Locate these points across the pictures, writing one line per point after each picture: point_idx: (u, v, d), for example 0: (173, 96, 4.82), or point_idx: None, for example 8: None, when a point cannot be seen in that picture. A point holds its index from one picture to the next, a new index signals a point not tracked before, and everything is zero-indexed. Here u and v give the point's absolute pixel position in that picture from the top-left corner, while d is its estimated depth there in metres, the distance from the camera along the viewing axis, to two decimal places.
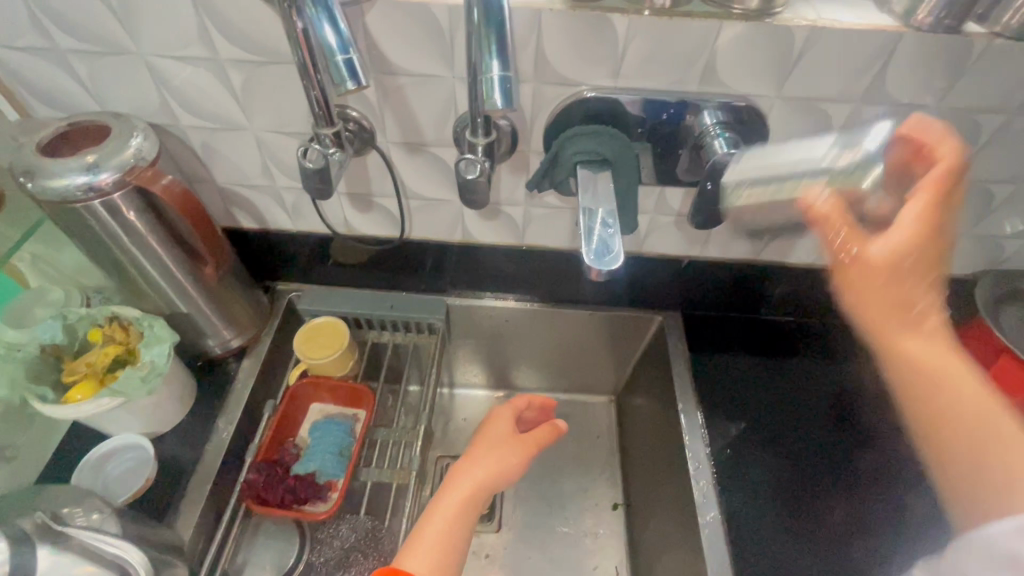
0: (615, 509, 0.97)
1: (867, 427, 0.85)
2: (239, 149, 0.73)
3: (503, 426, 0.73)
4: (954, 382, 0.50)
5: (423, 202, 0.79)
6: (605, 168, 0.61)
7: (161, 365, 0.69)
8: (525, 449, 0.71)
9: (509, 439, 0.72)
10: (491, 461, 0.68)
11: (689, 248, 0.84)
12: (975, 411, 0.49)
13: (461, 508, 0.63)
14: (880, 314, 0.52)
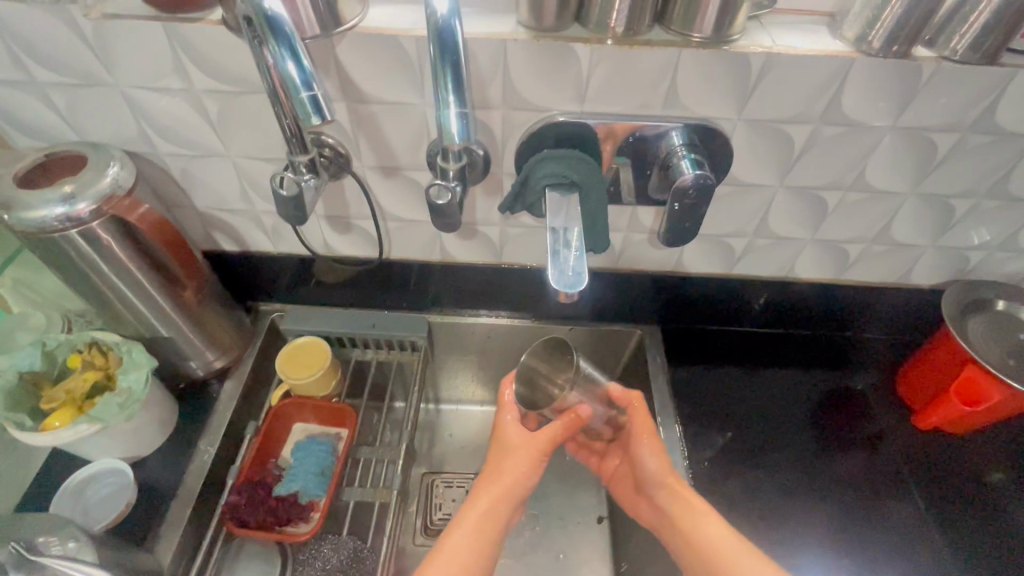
0: (599, 522, 0.97)
1: (847, 435, 0.88)
2: (218, 175, 0.75)
3: (511, 431, 0.69)
4: (709, 522, 0.65)
5: (401, 224, 0.81)
6: (574, 191, 0.63)
7: (138, 391, 0.70)
8: (537, 451, 0.68)
9: (519, 444, 0.68)
10: (501, 476, 0.66)
11: (663, 264, 0.86)
12: (747, 570, 0.59)
13: (486, 518, 0.64)
14: (665, 469, 0.70)
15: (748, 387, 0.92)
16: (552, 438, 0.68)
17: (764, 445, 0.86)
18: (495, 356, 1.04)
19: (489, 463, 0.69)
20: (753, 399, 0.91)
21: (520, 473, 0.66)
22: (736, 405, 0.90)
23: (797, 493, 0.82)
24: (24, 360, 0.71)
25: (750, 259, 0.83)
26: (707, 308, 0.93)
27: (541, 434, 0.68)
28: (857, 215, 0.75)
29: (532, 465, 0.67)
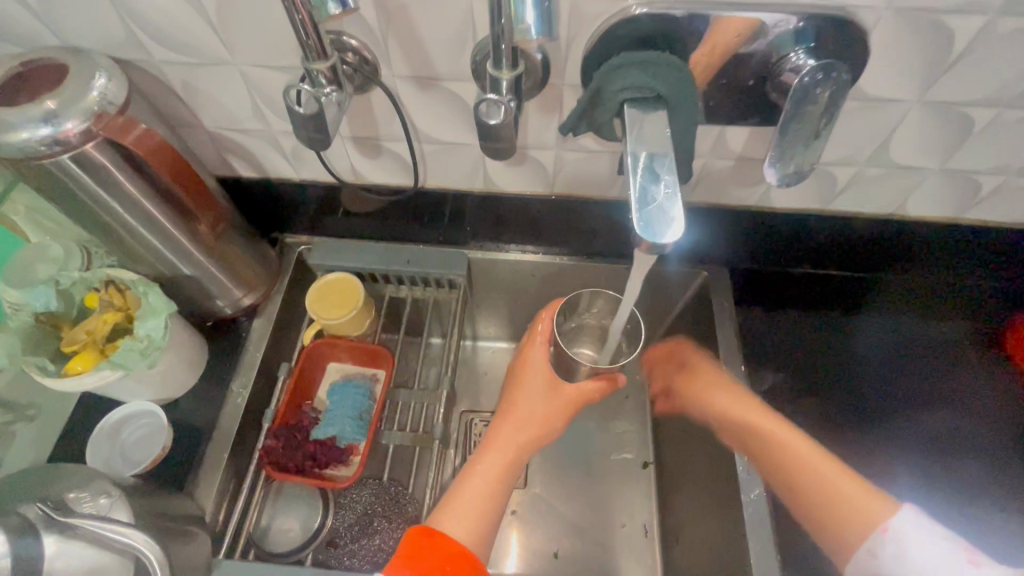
0: (644, 468, 0.92)
1: (933, 392, 0.79)
2: (226, 88, 0.63)
3: (540, 369, 0.62)
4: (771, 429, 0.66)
5: (440, 146, 0.69)
6: (659, 108, 0.50)
7: (158, 339, 0.65)
8: (568, 403, 0.62)
9: (547, 390, 0.62)
10: (528, 421, 0.60)
11: (744, 198, 0.73)
12: (815, 474, 0.61)
13: (503, 474, 0.58)
14: (730, 401, 0.70)
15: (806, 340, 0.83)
16: (582, 394, 0.62)
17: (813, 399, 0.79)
18: (538, 294, 0.95)
19: (513, 407, 0.61)
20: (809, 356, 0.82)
21: (543, 419, 0.61)
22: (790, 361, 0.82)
23: (861, 446, 0.76)
24: (39, 300, 0.65)
25: (854, 192, 0.69)
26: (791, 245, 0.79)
27: (569, 386, 0.62)
28: (1008, 140, 0.60)
29: (558, 417, 0.61)
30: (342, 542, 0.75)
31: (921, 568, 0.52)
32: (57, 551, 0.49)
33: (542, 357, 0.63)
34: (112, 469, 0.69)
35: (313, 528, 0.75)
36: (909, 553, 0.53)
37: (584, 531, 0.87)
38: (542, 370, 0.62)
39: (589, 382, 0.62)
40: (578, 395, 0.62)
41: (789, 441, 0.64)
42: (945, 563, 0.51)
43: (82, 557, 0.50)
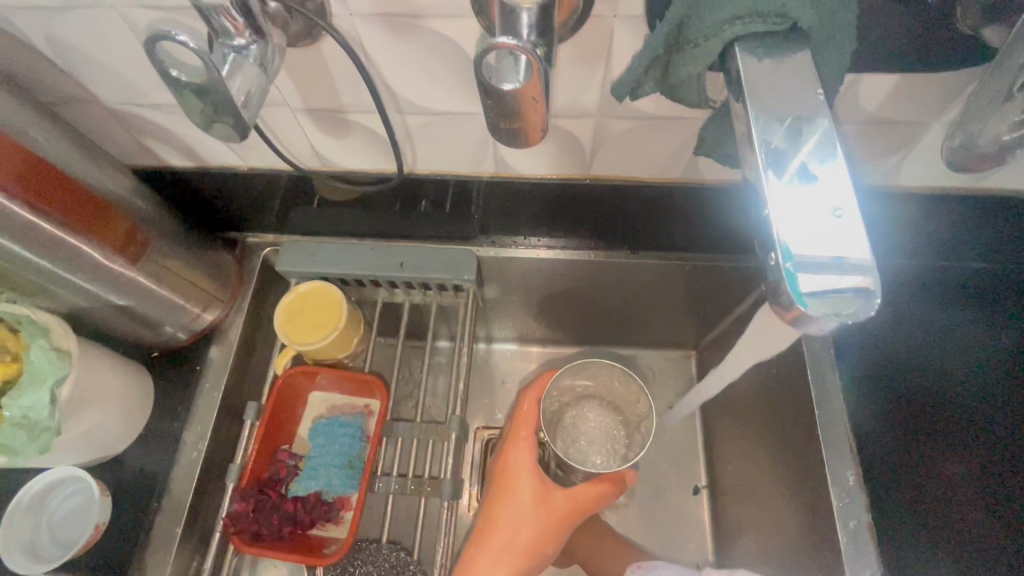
0: (696, 494, 0.72)
1: None
2: (110, 46, 0.43)
3: (524, 478, 0.54)
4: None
5: (428, 118, 0.48)
6: (793, 50, 0.29)
7: (41, 418, 0.49)
8: (560, 519, 0.53)
9: (533, 507, 0.53)
10: (511, 547, 0.53)
11: (858, 173, 0.51)
12: None
13: None
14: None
15: (954, 337, 0.59)
16: (579, 503, 0.53)
17: (969, 421, 0.56)
18: (564, 294, 0.75)
19: (492, 528, 0.53)
20: (961, 360, 0.58)
21: (529, 541, 0.53)
22: (933, 368, 0.58)
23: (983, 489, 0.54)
24: None
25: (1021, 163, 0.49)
26: (884, 210, 0.56)
27: (560, 495, 0.53)
28: None
29: (549, 535, 0.53)
30: None
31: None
32: None
33: (526, 459, 0.54)
34: (37, 555, 0.55)
35: None
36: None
37: None
38: (527, 478, 0.54)
39: (584, 490, 0.54)
40: (570, 504, 0.53)
41: None
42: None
43: None
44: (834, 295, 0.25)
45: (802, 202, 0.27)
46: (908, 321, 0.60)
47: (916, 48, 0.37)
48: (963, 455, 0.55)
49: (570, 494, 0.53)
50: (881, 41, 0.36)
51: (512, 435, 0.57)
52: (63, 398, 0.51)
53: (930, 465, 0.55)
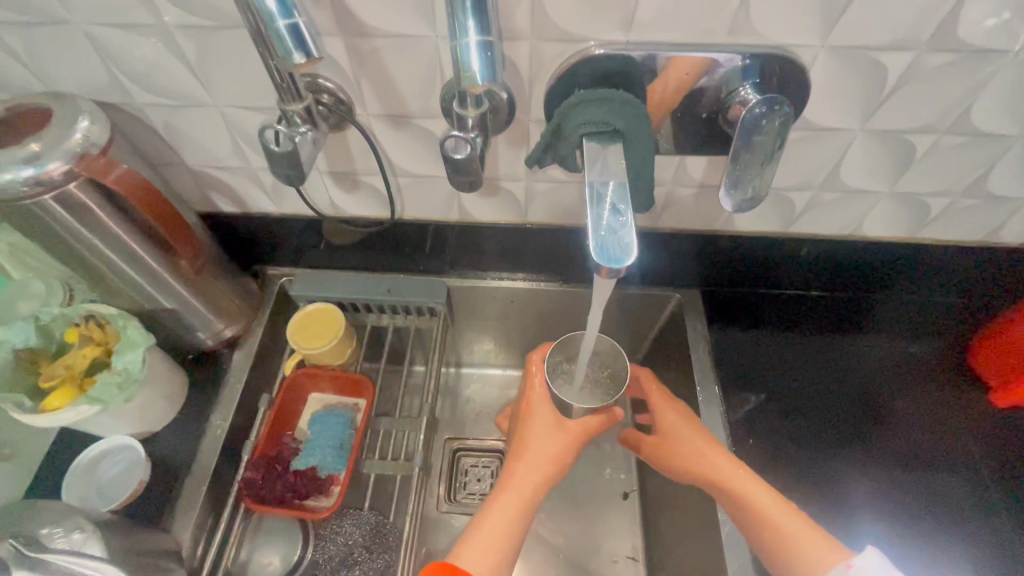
0: (626, 497, 0.96)
1: (900, 408, 0.82)
2: (205, 128, 0.66)
3: (544, 413, 0.69)
4: (754, 496, 0.65)
5: (414, 179, 0.71)
6: (616, 141, 0.53)
7: (135, 372, 0.67)
8: (575, 439, 0.68)
9: (555, 433, 0.68)
10: (540, 461, 0.67)
11: (709, 223, 0.76)
12: (776, 514, 0.63)
13: (518, 515, 0.64)
14: (770, 498, 0.64)
15: (813, 356, 0.85)
16: (588, 428, 0.69)
17: (823, 414, 0.81)
18: (519, 320, 0.96)
19: (525, 447, 0.68)
20: (812, 373, 0.84)
21: (555, 456, 0.67)
22: (801, 376, 0.83)
23: (832, 454, 0.78)
24: (18, 336, 0.67)
25: (812, 216, 0.73)
26: (751, 266, 0.83)
27: (574, 422, 0.69)
28: (949, 163, 0.64)
29: (567, 452, 0.68)
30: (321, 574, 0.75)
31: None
32: None
33: (544, 398, 0.70)
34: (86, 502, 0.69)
35: (294, 561, 0.75)
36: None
37: (569, 555, 0.90)
38: (547, 413, 0.69)
39: (591, 418, 0.69)
40: (584, 430, 0.69)
41: (762, 503, 0.64)
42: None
43: None
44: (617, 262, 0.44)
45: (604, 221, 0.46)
46: (782, 342, 0.86)
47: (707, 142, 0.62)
48: (818, 436, 0.79)
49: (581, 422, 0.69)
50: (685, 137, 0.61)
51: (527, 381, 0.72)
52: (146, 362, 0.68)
53: (797, 439, 0.79)
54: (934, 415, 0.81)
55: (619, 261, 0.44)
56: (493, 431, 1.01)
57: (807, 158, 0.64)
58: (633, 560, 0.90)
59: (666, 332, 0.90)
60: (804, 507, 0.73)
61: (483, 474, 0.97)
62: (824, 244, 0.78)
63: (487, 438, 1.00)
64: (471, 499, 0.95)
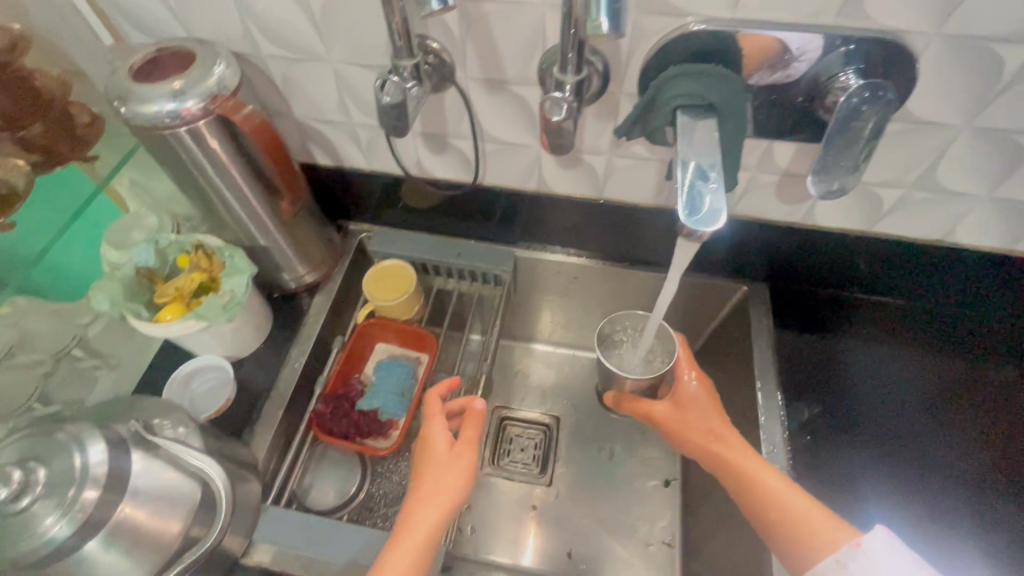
0: (666, 486, 0.96)
1: (972, 430, 0.77)
2: (316, 82, 0.71)
3: (438, 440, 0.68)
4: (758, 475, 0.63)
5: (500, 146, 0.75)
6: (710, 115, 0.53)
7: (239, 295, 0.73)
8: (470, 464, 0.66)
9: (448, 463, 0.66)
10: (433, 495, 0.63)
11: (787, 213, 0.75)
12: (787, 498, 0.61)
13: (418, 554, 0.59)
14: (783, 482, 0.62)
15: (883, 368, 0.82)
16: (474, 442, 0.68)
17: (883, 429, 0.78)
18: (578, 298, 0.99)
19: (420, 485, 0.64)
20: (873, 386, 0.81)
21: (451, 489, 0.63)
22: (867, 388, 0.81)
23: (892, 471, 0.75)
24: (141, 256, 0.75)
25: (899, 216, 0.71)
26: (820, 265, 0.82)
27: (463, 445, 0.67)
28: None
29: (465, 475, 0.65)
30: (377, 506, 0.82)
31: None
32: (140, 468, 0.55)
33: (440, 428, 0.69)
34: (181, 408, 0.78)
35: (351, 492, 0.82)
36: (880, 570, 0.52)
37: (604, 532, 0.91)
38: (440, 439, 0.68)
39: (472, 431, 0.68)
40: (475, 449, 0.67)
41: (777, 487, 0.62)
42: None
43: (159, 475, 0.56)
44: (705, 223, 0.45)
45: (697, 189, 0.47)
46: (848, 351, 0.84)
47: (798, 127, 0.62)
48: (881, 450, 0.77)
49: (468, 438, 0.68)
50: None
51: (427, 414, 0.71)
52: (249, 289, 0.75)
53: (858, 450, 0.77)
54: (1011, 441, 0.76)
55: (709, 224, 0.45)
56: (541, 404, 1.04)
57: (903, 152, 0.63)
58: (667, 546, 0.90)
59: (728, 324, 0.90)
60: (861, 518, 0.72)
61: (527, 446, 1.00)
62: (900, 248, 0.76)
63: (535, 411, 1.03)
64: (513, 467, 0.98)
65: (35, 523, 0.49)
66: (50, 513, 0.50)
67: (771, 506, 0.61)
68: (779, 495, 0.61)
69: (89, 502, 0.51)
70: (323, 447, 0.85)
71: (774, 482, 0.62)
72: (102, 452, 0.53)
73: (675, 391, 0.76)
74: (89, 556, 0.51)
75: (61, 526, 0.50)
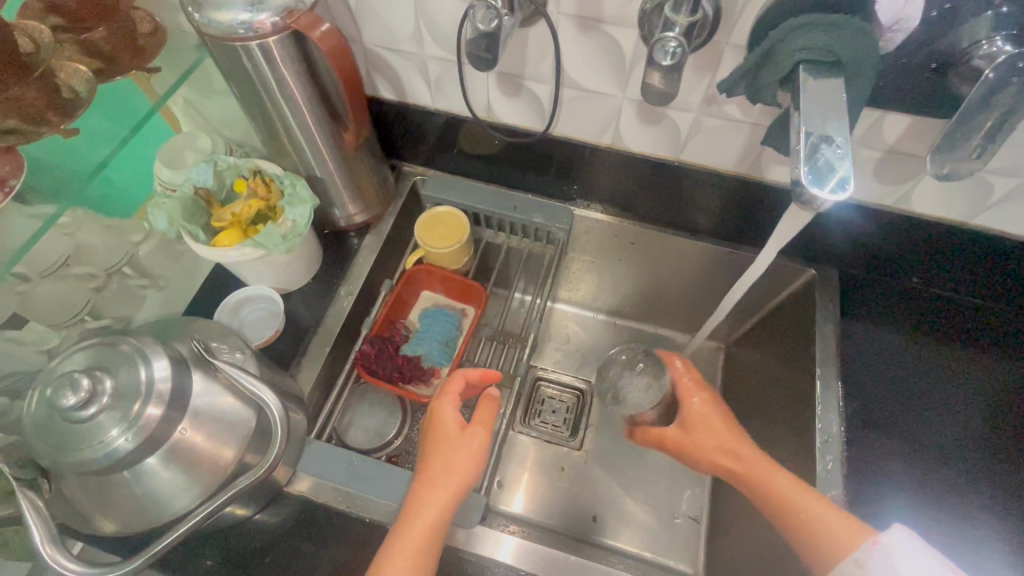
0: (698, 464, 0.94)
1: None
2: (393, 6, 0.67)
3: (449, 423, 0.65)
4: (771, 482, 0.63)
5: (580, 93, 0.70)
6: (835, 74, 0.48)
7: (301, 226, 0.72)
8: (481, 447, 0.64)
9: (458, 445, 0.63)
10: (444, 477, 0.61)
11: (877, 196, 0.71)
12: (799, 503, 0.60)
13: (426, 537, 0.58)
14: (794, 485, 0.62)
15: (956, 370, 0.76)
16: (487, 424, 0.65)
17: (943, 427, 0.74)
18: (630, 266, 0.95)
19: (429, 467, 0.62)
20: (936, 383, 0.76)
21: (462, 470, 0.61)
22: (935, 388, 0.76)
23: (950, 471, 0.71)
24: (200, 176, 0.74)
25: (1006, 207, 0.66)
26: (892, 254, 0.78)
27: (475, 427, 0.65)
28: None
29: (475, 458, 0.63)
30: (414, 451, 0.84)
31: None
32: (200, 389, 0.55)
33: (450, 409, 0.66)
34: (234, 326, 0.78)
35: (390, 435, 0.82)
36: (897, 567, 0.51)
37: (630, 499, 0.91)
38: (452, 420, 0.65)
39: (485, 414, 0.66)
40: (487, 431, 0.65)
41: (788, 491, 0.61)
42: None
43: (216, 399, 0.56)
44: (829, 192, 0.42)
45: (818, 156, 0.43)
46: (918, 348, 0.78)
47: (919, 97, 0.56)
48: (949, 454, 0.72)
49: (481, 419, 0.66)
50: (895, 88, 0.56)
51: (441, 391, 0.68)
52: (309, 220, 0.74)
53: (918, 450, 0.73)
54: None
55: (830, 194, 0.42)
56: (577, 368, 1.02)
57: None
58: (693, 521, 0.90)
59: (787, 307, 0.86)
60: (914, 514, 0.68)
61: (559, 408, 0.99)
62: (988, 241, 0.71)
63: (570, 374, 1.01)
64: (543, 427, 0.97)
65: (100, 434, 0.49)
66: (114, 426, 0.49)
67: (785, 514, 0.60)
68: (790, 501, 0.61)
69: (152, 418, 0.51)
70: (364, 387, 0.85)
71: (782, 486, 0.62)
72: (165, 368, 0.53)
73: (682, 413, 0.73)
74: (149, 470, 0.52)
75: (126, 439, 0.50)
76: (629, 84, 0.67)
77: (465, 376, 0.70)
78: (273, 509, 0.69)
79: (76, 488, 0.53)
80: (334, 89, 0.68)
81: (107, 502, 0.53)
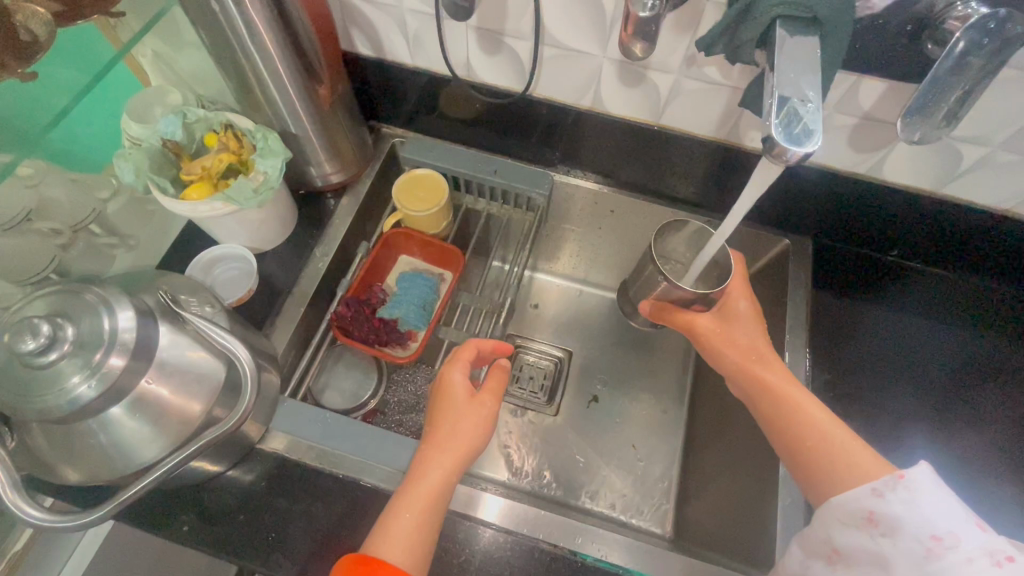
0: (672, 430, 0.95)
1: (989, 402, 0.75)
2: None
3: (457, 388, 0.65)
4: (801, 405, 0.61)
5: (561, 52, 0.69)
6: (812, 32, 0.48)
7: (273, 179, 0.70)
8: (489, 416, 0.65)
9: (465, 410, 0.64)
10: (453, 442, 0.62)
11: (851, 163, 0.72)
12: (825, 437, 0.57)
13: (431, 501, 0.58)
14: (830, 417, 0.59)
15: (935, 343, 0.79)
16: (496, 393, 0.66)
17: (902, 390, 0.76)
18: (609, 234, 0.96)
19: (436, 431, 0.63)
20: (899, 349, 0.79)
21: (467, 434, 0.62)
22: (900, 352, 0.79)
23: (907, 430, 0.73)
24: (167, 128, 0.72)
25: (974, 177, 0.68)
26: (868, 224, 0.80)
27: (485, 396, 0.65)
28: None
29: (483, 426, 0.64)
30: (390, 412, 0.85)
31: (925, 518, 0.45)
32: (168, 341, 0.55)
33: (460, 375, 0.66)
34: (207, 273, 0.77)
35: (366, 397, 0.83)
36: (919, 501, 0.46)
37: (602, 461, 0.92)
38: (460, 388, 0.65)
39: (495, 384, 0.67)
40: (495, 400, 0.66)
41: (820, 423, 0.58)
42: (954, 517, 0.44)
43: (187, 352, 0.56)
44: (800, 142, 0.42)
45: (790, 112, 0.43)
46: (892, 319, 0.81)
47: (898, 60, 0.56)
48: (912, 416, 0.74)
49: (489, 388, 0.67)
50: (875, 53, 0.56)
51: (451, 358, 0.68)
52: (281, 175, 0.72)
53: (881, 408, 0.75)
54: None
55: (801, 145, 0.42)
56: (556, 336, 1.03)
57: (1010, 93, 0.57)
58: (666, 485, 0.91)
59: (763, 277, 0.87)
60: None
61: (535, 374, 1.00)
62: (957, 213, 0.73)
63: (549, 342, 1.02)
64: (521, 394, 0.98)
65: (61, 381, 0.48)
66: (76, 373, 0.49)
67: (811, 444, 0.57)
68: (821, 432, 0.58)
69: (116, 367, 0.50)
70: (340, 350, 0.85)
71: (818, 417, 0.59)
72: (130, 319, 0.52)
73: (724, 306, 0.74)
74: (114, 420, 0.52)
75: (88, 387, 0.49)
76: (610, 42, 0.66)
77: (478, 346, 0.70)
78: (245, 466, 0.69)
79: (40, 437, 0.52)
80: (308, 37, 0.66)
81: (71, 451, 0.52)
